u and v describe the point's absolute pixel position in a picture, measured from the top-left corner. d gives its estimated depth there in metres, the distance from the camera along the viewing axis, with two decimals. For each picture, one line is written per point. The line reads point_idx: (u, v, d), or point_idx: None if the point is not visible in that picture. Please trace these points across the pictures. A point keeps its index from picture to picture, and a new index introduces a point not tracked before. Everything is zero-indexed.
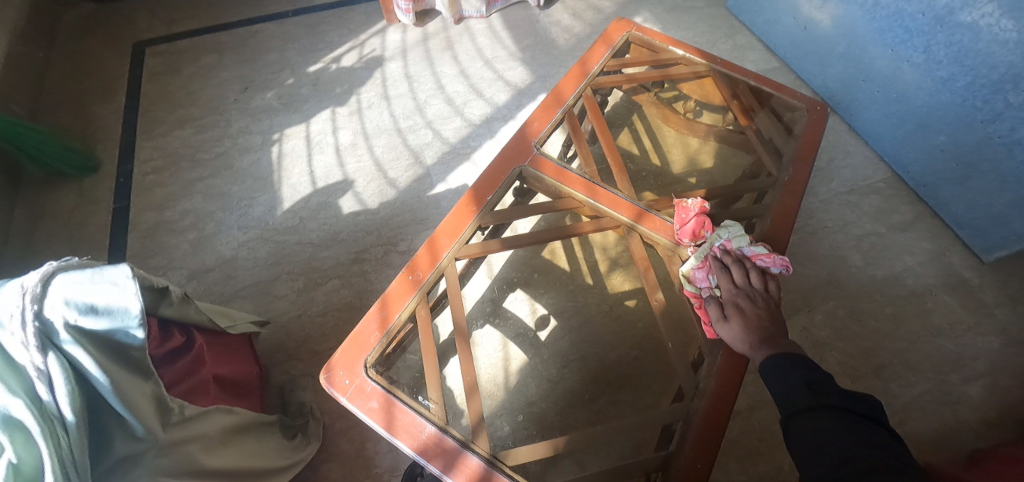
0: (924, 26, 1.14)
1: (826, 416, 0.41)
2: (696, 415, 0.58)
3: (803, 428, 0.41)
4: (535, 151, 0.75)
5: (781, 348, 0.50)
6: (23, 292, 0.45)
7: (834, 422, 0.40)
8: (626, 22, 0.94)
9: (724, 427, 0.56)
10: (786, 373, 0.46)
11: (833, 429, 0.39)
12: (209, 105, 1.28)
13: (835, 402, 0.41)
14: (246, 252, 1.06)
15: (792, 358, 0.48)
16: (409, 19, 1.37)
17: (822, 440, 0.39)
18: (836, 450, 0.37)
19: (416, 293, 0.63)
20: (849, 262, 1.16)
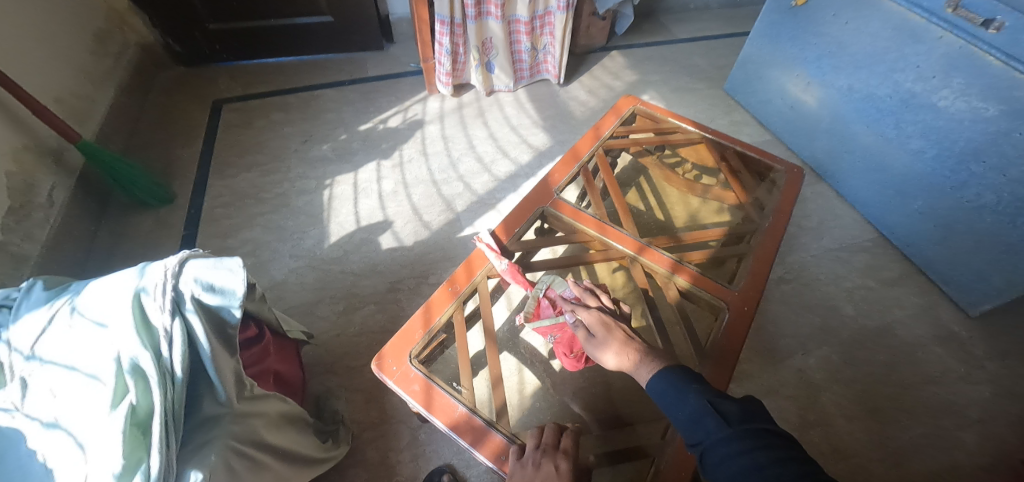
0: (893, 107, 1.33)
1: (737, 444, 0.46)
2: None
3: (720, 460, 0.46)
4: (555, 196, 0.91)
5: (661, 366, 0.60)
6: (166, 268, 0.57)
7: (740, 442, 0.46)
8: (632, 98, 1.13)
9: None
10: (676, 401, 0.54)
11: (728, 444, 0.46)
12: (273, 153, 1.49)
13: (734, 426, 0.48)
14: (295, 278, 1.21)
15: (676, 383, 0.56)
16: (447, 91, 1.62)
17: (723, 457, 0.46)
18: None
19: (455, 302, 0.76)
20: (842, 312, 1.25)
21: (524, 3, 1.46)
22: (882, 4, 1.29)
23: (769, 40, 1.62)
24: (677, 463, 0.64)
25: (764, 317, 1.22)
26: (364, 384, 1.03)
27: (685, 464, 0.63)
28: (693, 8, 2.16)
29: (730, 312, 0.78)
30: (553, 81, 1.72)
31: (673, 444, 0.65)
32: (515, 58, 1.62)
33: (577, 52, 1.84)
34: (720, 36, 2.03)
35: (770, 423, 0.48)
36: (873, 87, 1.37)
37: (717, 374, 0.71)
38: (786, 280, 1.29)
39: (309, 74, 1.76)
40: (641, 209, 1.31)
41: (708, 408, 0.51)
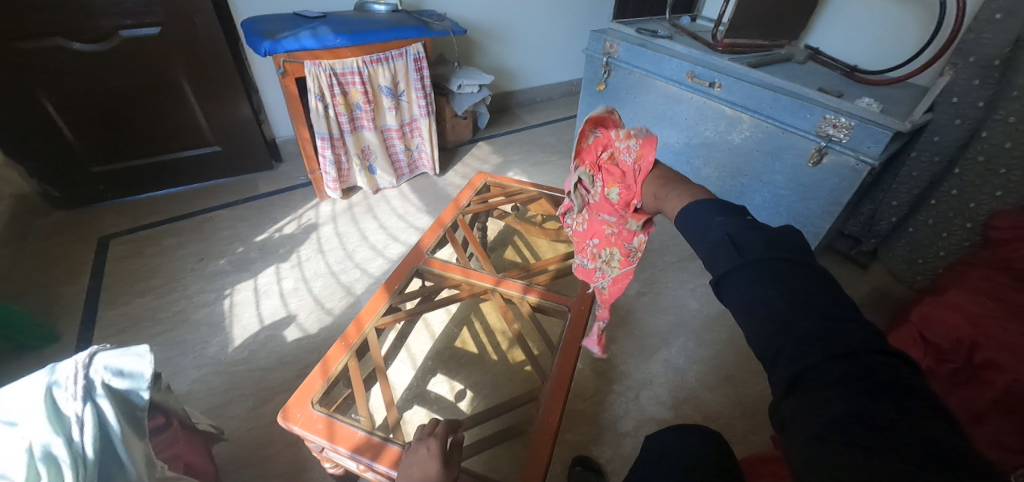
0: (682, 149, 1.79)
1: (764, 270, 0.38)
2: (546, 390, 0.86)
3: (741, 284, 0.39)
4: (427, 255, 1.12)
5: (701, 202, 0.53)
6: (77, 362, 0.67)
7: (769, 269, 0.38)
8: (482, 174, 1.43)
9: (566, 396, 0.85)
10: (708, 227, 0.47)
11: (761, 281, 0.38)
12: (169, 275, 1.54)
13: (775, 255, 0.39)
14: (200, 386, 1.23)
15: (717, 213, 0.48)
16: (337, 195, 1.84)
17: (749, 292, 0.38)
18: (764, 313, 0.36)
19: (349, 352, 0.89)
20: (689, 306, 1.54)
21: (391, 115, 1.80)
22: (651, 82, 1.78)
23: None
24: (543, 428, 0.80)
25: (632, 324, 1.46)
26: (280, 469, 1.06)
27: (550, 429, 0.80)
28: (538, 101, 2.70)
29: (571, 312, 1.00)
30: (431, 173, 2.04)
31: (540, 415, 0.82)
32: (393, 158, 1.91)
33: (449, 146, 2.20)
34: (562, 119, 2.55)
35: (807, 258, 0.40)
36: (666, 138, 1.83)
37: (567, 359, 0.91)
38: (644, 292, 1.58)
39: (202, 200, 1.88)
40: (518, 261, 1.54)
41: (735, 242, 0.42)
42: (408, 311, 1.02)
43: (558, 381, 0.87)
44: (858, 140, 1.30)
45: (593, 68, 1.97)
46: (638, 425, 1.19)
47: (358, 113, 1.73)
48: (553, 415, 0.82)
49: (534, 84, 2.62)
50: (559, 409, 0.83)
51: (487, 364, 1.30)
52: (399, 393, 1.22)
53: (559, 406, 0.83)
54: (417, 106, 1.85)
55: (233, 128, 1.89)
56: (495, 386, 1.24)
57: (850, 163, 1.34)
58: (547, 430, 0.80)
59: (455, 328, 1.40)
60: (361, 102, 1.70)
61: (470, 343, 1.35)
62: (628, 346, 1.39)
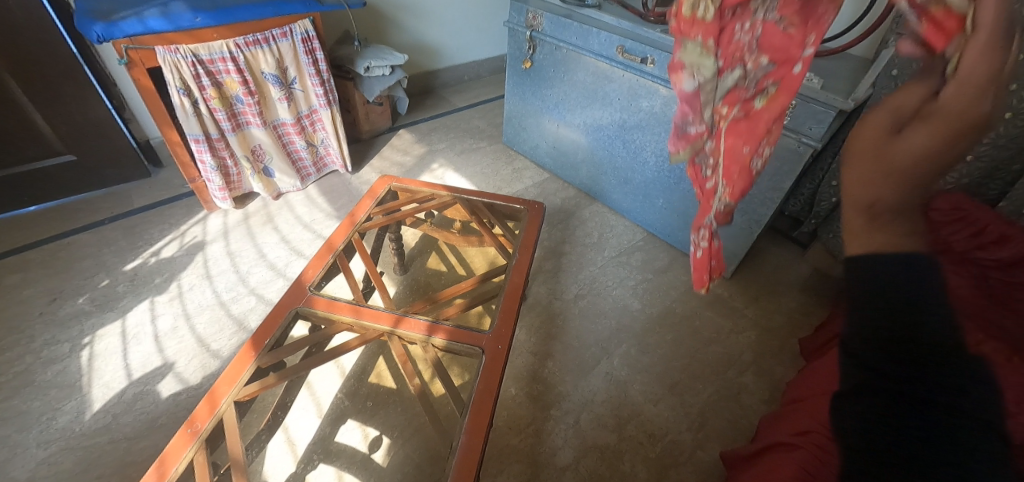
0: (617, 132, 1.63)
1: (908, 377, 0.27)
2: (450, 467, 0.70)
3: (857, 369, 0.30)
4: (309, 293, 0.91)
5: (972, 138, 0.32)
6: None
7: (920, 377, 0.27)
8: (386, 179, 1.21)
9: (476, 472, 0.69)
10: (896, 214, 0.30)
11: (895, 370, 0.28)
12: (8, 325, 1.24)
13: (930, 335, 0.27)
14: (44, 471, 0.99)
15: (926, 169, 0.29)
16: (226, 205, 1.55)
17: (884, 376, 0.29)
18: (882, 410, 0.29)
19: (194, 443, 0.70)
20: (631, 307, 1.43)
21: (283, 107, 1.51)
22: (581, 58, 1.59)
23: (520, 98, 1.90)
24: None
25: (569, 335, 1.33)
26: None
27: None
28: (466, 79, 2.46)
29: (486, 353, 0.84)
30: (342, 171, 1.78)
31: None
32: (293, 157, 1.64)
33: (364, 138, 1.94)
34: (492, 99, 2.33)
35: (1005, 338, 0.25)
36: (600, 120, 1.67)
37: (479, 419, 0.75)
38: (582, 295, 1.45)
39: (56, 222, 1.54)
40: (442, 272, 1.36)
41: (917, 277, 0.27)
42: (285, 369, 0.82)
43: (467, 453, 0.71)
44: (800, 120, 1.18)
45: (517, 44, 1.77)
46: (579, 455, 1.07)
47: (239, 107, 1.43)
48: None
49: (459, 60, 2.37)
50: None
51: (407, 400, 1.13)
52: (300, 450, 1.03)
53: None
54: (314, 94, 1.56)
55: (85, 133, 1.54)
56: (417, 429, 1.07)
57: (792, 145, 1.23)
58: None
59: (371, 360, 1.21)
60: (241, 93, 1.39)
61: (388, 377, 1.18)
62: (566, 362, 1.26)
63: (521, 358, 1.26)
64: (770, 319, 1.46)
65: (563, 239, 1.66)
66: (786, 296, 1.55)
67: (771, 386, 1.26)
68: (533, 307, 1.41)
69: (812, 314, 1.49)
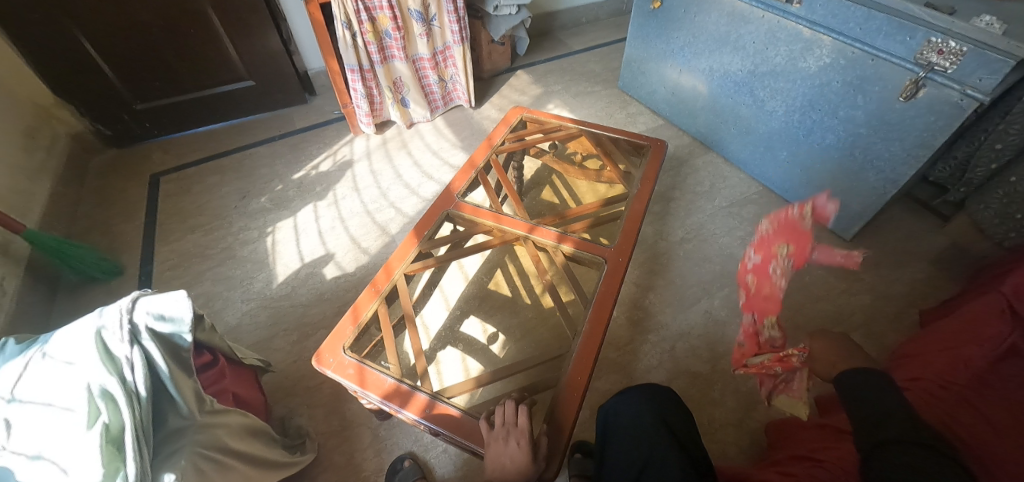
0: (745, 79, 1.58)
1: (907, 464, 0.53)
2: (575, 348, 0.83)
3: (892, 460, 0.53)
4: (457, 199, 1.07)
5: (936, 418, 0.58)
6: (121, 308, 0.74)
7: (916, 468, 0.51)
8: (517, 109, 1.32)
9: (598, 354, 0.81)
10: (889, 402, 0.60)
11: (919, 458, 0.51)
12: (215, 212, 1.58)
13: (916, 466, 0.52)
14: (249, 319, 1.29)
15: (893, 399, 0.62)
16: (370, 130, 1.78)
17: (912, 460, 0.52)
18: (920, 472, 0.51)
19: (378, 298, 0.90)
20: (737, 257, 1.44)
21: (422, 43, 1.65)
22: None
23: (641, 41, 1.88)
24: (572, 388, 0.78)
25: (672, 273, 1.40)
26: (322, 399, 1.15)
27: (579, 385, 0.78)
28: (583, 22, 2.44)
29: (608, 263, 0.94)
30: (465, 106, 1.93)
31: (567, 376, 0.79)
32: (426, 91, 1.81)
33: (484, 77, 2.06)
34: (608, 43, 2.31)
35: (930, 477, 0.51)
36: (727, 65, 1.61)
37: (602, 314, 0.87)
38: (688, 239, 1.49)
39: (240, 136, 1.88)
40: (556, 202, 1.47)
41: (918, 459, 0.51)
42: (439, 256, 1.00)
43: (589, 339, 0.83)
44: (968, 69, 1.07)
45: None
46: (672, 377, 1.17)
47: (387, 41, 1.60)
48: (582, 375, 0.79)
49: (579, 2, 2.35)
50: (589, 369, 0.79)
51: (520, 308, 1.29)
52: (433, 333, 1.25)
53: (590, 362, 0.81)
54: (450, 31, 1.68)
55: (263, 61, 1.82)
56: (530, 332, 1.23)
57: (954, 98, 1.12)
58: (576, 390, 0.77)
59: (489, 271, 1.38)
60: (390, 29, 1.56)
61: (503, 286, 1.34)
62: (667, 296, 1.34)
63: (624, 287, 1.36)
64: (890, 286, 1.40)
65: (672, 185, 1.67)
66: (913, 266, 1.46)
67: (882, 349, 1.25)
68: (639, 245, 1.48)
69: (941, 288, 1.39)
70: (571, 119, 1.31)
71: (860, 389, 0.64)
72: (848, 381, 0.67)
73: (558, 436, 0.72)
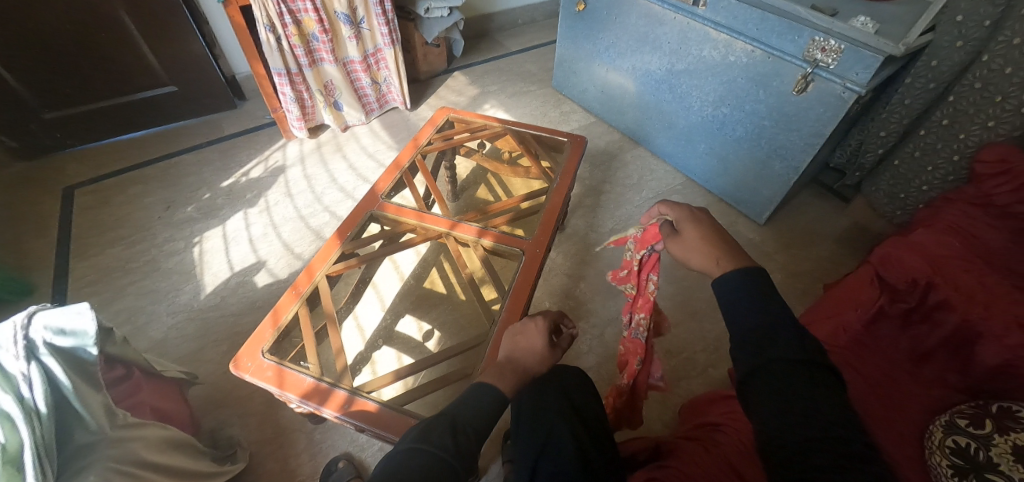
0: (665, 77, 1.68)
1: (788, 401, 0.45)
2: (491, 337, 0.87)
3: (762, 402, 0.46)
4: (381, 200, 1.09)
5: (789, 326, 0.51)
6: (15, 323, 0.71)
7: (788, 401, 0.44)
8: (444, 110, 1.35)
9: (513, 342, 0.86)
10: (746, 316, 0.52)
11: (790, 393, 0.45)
12: (137, 224, 1.51)
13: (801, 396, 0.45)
14: (174, 333, 1.24)
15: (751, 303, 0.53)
16: (303, 134, 1.75)
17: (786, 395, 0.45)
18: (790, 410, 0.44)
19: (299, 301, 0.90)
20: (662, 244, 1.54)
21: (352, 45, 1.65)
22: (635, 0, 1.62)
23: (571, 42, 1.95)
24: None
25: (602, 263, 1.47)
26: (254, 409, 1.13)
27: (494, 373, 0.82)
28: (520, 23, 2.50)
29: (526, 255, 0.99)
30: (402, 108, 1.94)
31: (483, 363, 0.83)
32: (360, 94, 1.80)
33: (422, 78, 2.08)
34: (544, 44, 2.38)
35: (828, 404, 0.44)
36: (649, 64, 1.71)
37: (517, 304, 0.91)
38: (617, 230, 1.57)
39: (165, 145, 1.80)
40: (490, 200, 1.51)
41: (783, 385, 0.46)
42: (363, 257, 1.01)
43: (506, 328, 0.88)
44: (846, 65, 1.20)
45: None
46: (601, 360, 1.24)
47: (315, 44, 1.59)
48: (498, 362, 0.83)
49: (514, 4, 2.41)
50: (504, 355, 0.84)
51: (456, 304, 1.32)
52: (369, 334, 1.25)
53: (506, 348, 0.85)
54: (380, 34, 1.69)
55: (186, 65, 1.75)
56: (465, 326, 1.26)
57: (837, 91, 1.25)
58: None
59: (425, 270, 1.40)
60: (317, 31, 1.55)
61: (439, 284, 1.37)
62: (597, 284, 1.41)
63: (556, 278, 1.42)
64: (797, 264, 1.53)
65: (604, 179, 1.75)
66: (820, 245, 1.60)
67: None
68: (572, 237, 1.54)
69: (842, 262, 1.54)
70: (497, 118, 1.36)
71: (730, 301, 0.55)
72: (722, 294, 0.56)
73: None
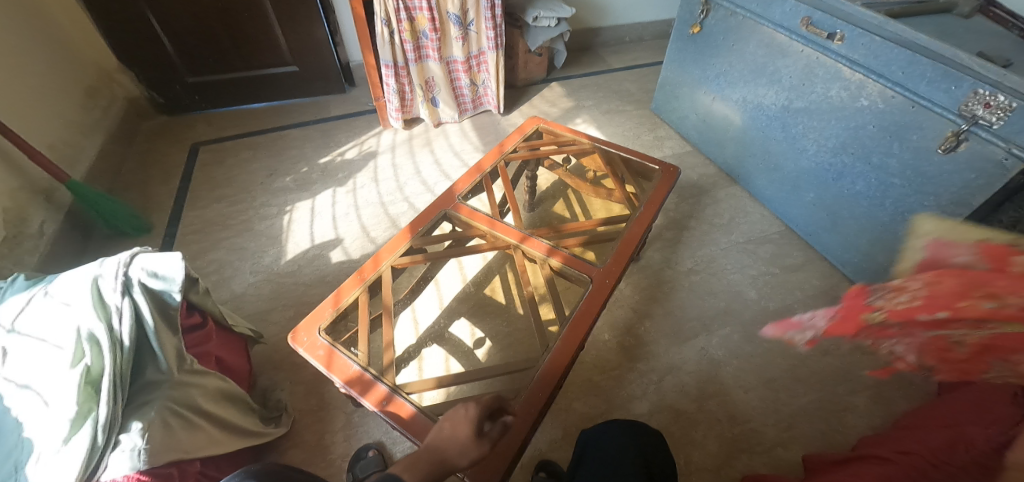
0: (778, 113, 1.53)
1: None
2: (543, 363, 0.82)
3: None
4: (457, 200, 1.09)
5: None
6: (120, 261, 0.80)
7: None
8: (534, 120, 1.32)
9: (564, 373, 0.80)
10: None
11: None
12: (242, 186, 1.66)
13: None
14: (252, 290, 1.34)
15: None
16: (398, 125, 1.83)
17: None
18: None
19: (361, 286, 0.92)
20: (744, 296, 1.40)
21: (458, 46, 1.70)
22: (757, 28, 1.50)
23: (678, 65, 1.85)
24: (530, 403, 0.77)
25: (674, 303, 1.36)
26: (304, 377, 1.18)
27: (537, 402, 0.77)
28: (627, 40, 2.43)
29: (593, 283, 0.93)
30: (494, 111, 1.95)
31: (528, 390, 0.79)
32: (457, 93, 1.85)
33: (518, 85, 2.09)
34: (648, 64, 2.29)
35: None
36: (762, 97, 1.56)
37: (576, 333, 0.86)
38: (696, 271, 1.44)
39: (279, 117, 1.97)
40: (566, 217, 1.46)
41: None
42: (428, 254, 1.01)
43: (560, 357, 0.82)
44: (1013, 127, 0.99)
45: (688, 7, 1.71)
46: (652, 410, 1.14)
47: (423, 41, 1.65)
48: (543, 391, 0.79)
49: (623, 20, 2.34)
50: (553, 386, 0.79)
51: (511, 317, 1.28)
52: (422, 329, 1.25)
53: (554, 378, 0.80)
54: (486, 37, 1.71)
55: (309, 49, 1.90)
56: (518, 343, 1.22)
57: (995, 156, 1.04)
58: (533, 405, 0.77)
59: (489, 276, 1.38)
60: (427, 29, 1.61)
61: (499, 293, 1.34)
62: (664, 326, 1.30)
63: (620, 310, 1.33)
64: None
65: (689, 214, 1.63)
66: None
67: (888, 415, 1.16)
68: (644, 269, 1.45)
69: None
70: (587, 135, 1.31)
71: None
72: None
73: (502, 450, 0.72)
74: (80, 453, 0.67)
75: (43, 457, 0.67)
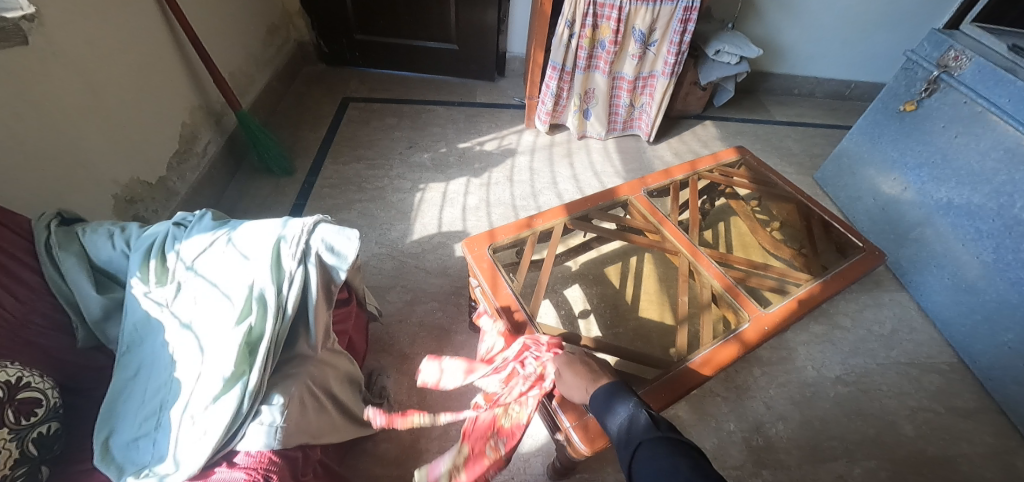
0: (994, 230, 1.27)
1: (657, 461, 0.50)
2: (675, 369, 0.81)
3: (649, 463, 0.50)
4: (642, 191, 1.10)
5: None
6: (304, 225, 0.76)
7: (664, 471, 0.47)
8: (739, 150, 1.28)
9: (692, 390, 0.78)
10: None
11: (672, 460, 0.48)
12: (382, 151, 1.66)
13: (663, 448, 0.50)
14: (375, 262, 1.32)
15: None
16: (542, 128, 1.76)
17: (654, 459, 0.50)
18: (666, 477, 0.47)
19: (533, 229, 0.97)
20: (899, 430, 1.18)
21: (631, 63, 1.58)
22: (999, 126, 1.26)
23: (867, 138, 1.63)
24: (650, 397, 0.76)
25: (812, 412, 1.18)
26: (411, 369, 1.13)
27: (660, 397, 0.76)
28: (795, 93, 2.20)
29: (750, 324, 0.88)
30: (642, 138, 1.82)
31: (654, 383, 0.78)
32: (611, 110, 1.74)
33: (672, 115, 1.95)
34: (818, 125, 2.05)
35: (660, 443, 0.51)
36: (977, 206, 1.32)
37: (717, 355, 0.83)
38: (845, 382, 1.25)
39: (426, 91, 1.96)
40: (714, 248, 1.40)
41: None
42: (595, 226, 1.04)
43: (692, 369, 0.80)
44: None
45: (906, 80, 1.50)
46: None
47: (598, 51, 1.55)
48: (669, 394, 0.77)
49: (801, 72, 2.12)
50: (678, 391, 0.77)
51: (622, 306, 1.26)
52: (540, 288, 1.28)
53: (658, 403, 0.76)
54: (663, 62, 1.58)
55: (474, 32, 1.87)
56: (625, 336, 1.19)
57: None
58: (653, 400, 0.75)
59: (610, 260, 1.37)
60: (607, 40, 1.50)
61: (615, 277, 1.33)
62: (798, 436, 1.14)
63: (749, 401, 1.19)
64: None
65: (841, 309, 1.43)
66: None
67: None
68: (783, 361, 1.28)
69: None
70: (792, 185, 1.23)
71: None
72: None
73: None
74: (226, 417, 0.64)
75: (192, 410, 0.66)
